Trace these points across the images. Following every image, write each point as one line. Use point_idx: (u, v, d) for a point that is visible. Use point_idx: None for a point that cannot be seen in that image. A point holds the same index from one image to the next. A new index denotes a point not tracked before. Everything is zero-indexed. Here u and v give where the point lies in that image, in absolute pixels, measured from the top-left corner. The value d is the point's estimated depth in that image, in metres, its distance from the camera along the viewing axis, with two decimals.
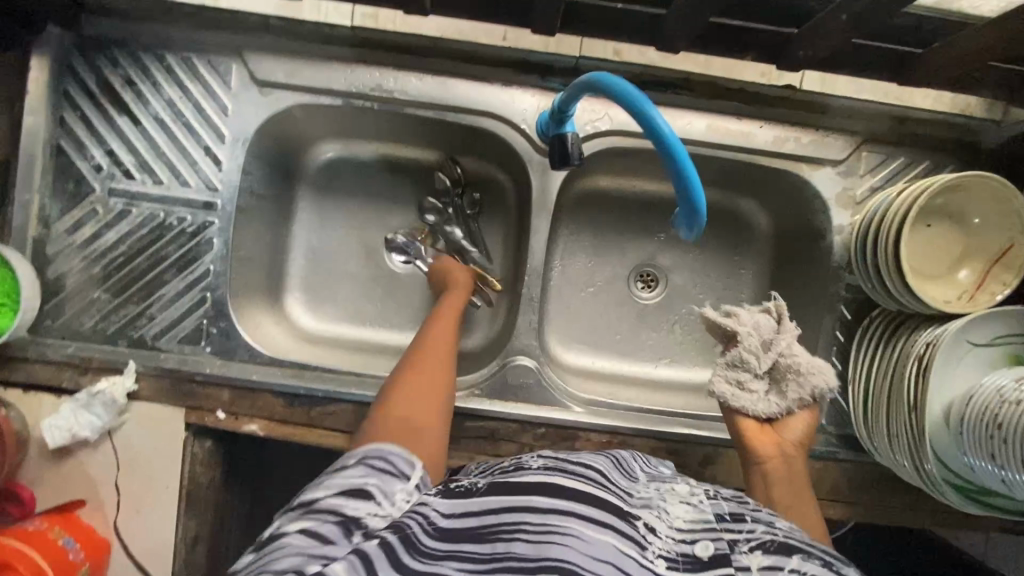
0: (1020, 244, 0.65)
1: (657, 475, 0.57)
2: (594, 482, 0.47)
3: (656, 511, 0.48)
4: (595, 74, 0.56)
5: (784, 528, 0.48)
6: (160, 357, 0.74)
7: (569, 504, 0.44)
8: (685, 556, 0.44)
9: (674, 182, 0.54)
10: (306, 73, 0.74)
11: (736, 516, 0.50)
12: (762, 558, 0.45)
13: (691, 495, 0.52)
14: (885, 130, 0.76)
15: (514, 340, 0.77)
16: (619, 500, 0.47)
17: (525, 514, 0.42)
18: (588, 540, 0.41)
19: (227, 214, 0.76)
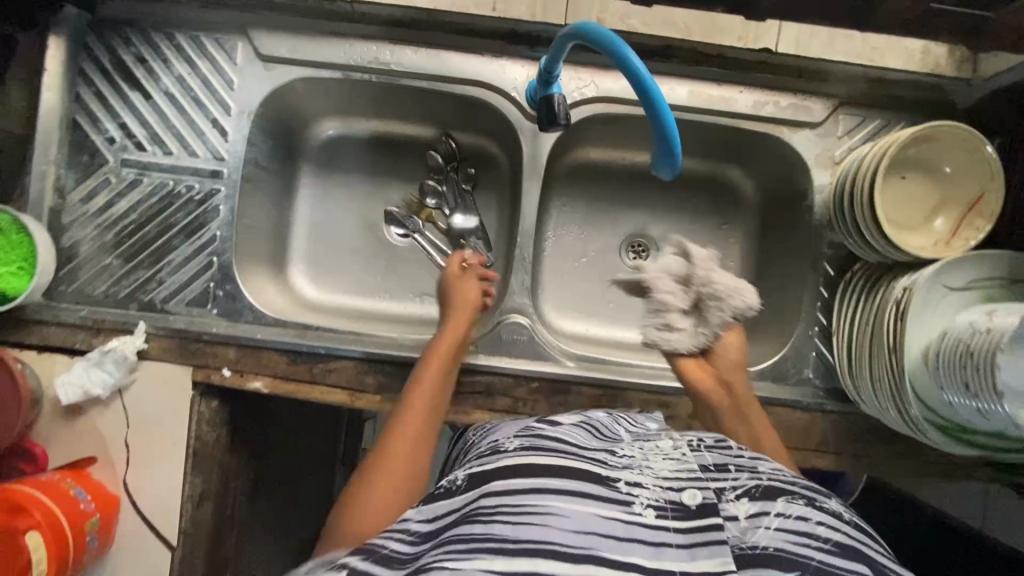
0: (991, 192, 0.68)
1: (638, 436, 0.62)
2: (574, 456, 0.52)
3: (639, 469, 0.52)
4: (577, 25, 0.60)
5: (767, 472, 0.54)
6: (169, 319, 0.78)
7: (549, 481, 0.48)
8: (673, 504, 0.48)
9: (653, 128, 0.59)
10: (307, 48, 0.78)
11: (720, 467, 0.55)
12: (749, 505, 0.50)
13: (674, 451, 0.57)
14: (861, 92, 0.79)
15: (507, 300, 0.80)
16: (598, 467, 0.51)
17: (509, 497, 0.47)
18: (569, 514, 0.45)
19: (233, 181, 0.79)
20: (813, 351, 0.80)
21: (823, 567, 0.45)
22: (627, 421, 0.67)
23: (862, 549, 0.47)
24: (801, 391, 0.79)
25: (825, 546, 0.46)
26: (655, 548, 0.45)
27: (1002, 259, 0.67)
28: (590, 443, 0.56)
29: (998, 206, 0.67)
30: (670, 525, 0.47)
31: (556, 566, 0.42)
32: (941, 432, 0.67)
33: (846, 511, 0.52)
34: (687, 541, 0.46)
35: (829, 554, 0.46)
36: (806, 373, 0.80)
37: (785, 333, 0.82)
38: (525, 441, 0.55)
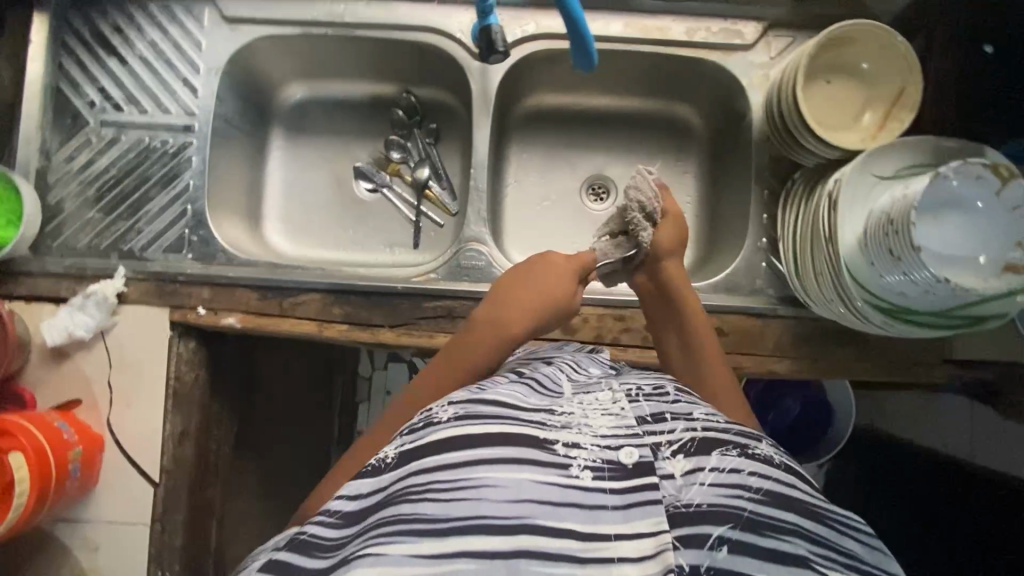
0: (911, 84, 0.71)
1: (579, 386, 0.59)
2: (507, 419, 0.49)
3: (576, 429, 0.50)
4: None
5: (701, 422, 0.53)
6: (147, 264, 0.83)
7: (481, 451, 0.46)
8: (610, 464, 0.47)
9: (564, 21, 0.66)
10: (268, 8, 0.85)
11: (657, 419, 0.53)
12: (685, 461, 0.49)
13: (613, 405, 0.54)
14: (788, 13, 0.83)
15: (465, 230, 0.84)
16: (536, 429, 0.49)
17: (440, 470, 0.46)
18: (501, 483, 0.45)
19: (204, 134, 0.85)
20: (763, 262, 0.82)
21: (756, 518, 0.45)
22: (568, 367, 0.63)
23: (793, 492, 0.48)
24: (753, 299, 0.81)
25: (756, 496, 0.46)
26: (587, 512, 0.44)
27: (926, 145, 0.69)
28: (529, 400, 0.53)
29: (919, 96, 0.71)
30: (607, 485, 0.46)
31: (485, 542, 0.42)
32: (884, 314, 0.69)
33: (778, 454, 0.51)
34: (622, 502, 0.45)
35: (762, 504, 0.46)
36: (758, 283, 0.82)
37: (737, 248, 0.85)
38: (458, 409, 0.50)
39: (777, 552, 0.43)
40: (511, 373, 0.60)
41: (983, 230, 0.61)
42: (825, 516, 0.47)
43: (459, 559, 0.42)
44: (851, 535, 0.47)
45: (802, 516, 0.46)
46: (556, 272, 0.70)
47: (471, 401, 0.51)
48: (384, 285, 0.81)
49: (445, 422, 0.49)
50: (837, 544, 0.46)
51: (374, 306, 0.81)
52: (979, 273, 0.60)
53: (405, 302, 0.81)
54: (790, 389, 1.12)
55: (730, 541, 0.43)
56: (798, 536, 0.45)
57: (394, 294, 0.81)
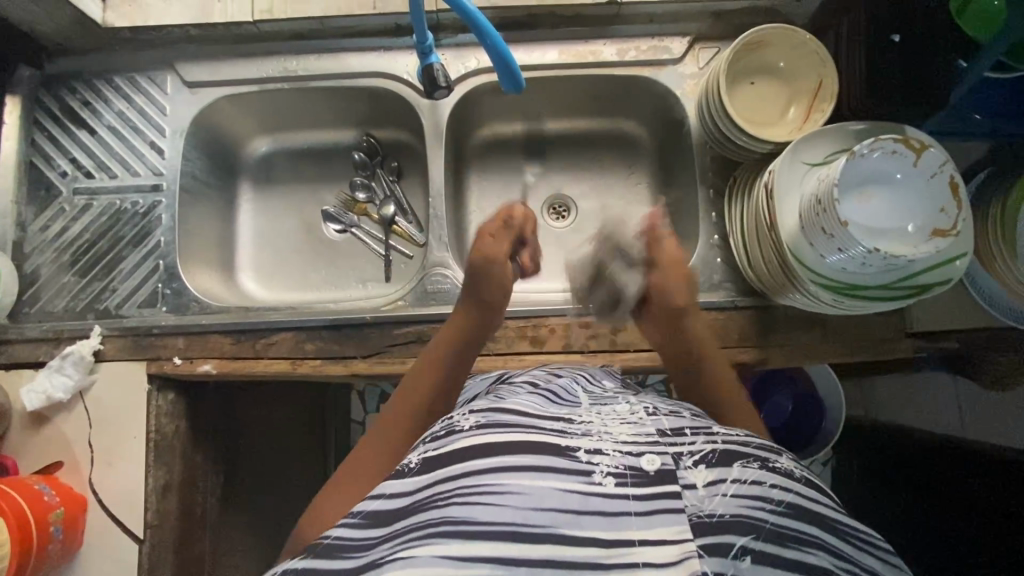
0: (828, 76, 0.77)
1: (595, 398, 0.60)
2: (527, 428, 0.49)
3: (596, 435, 0.49)
4: None
5: (722, 435, 0.52)
6: (123, 320, 0.85)
7: (506, 459, 0.46)
8: (633, 470, 0.47)
9: (492, 57, 0.73)
10: (224, 70, 0.90)
11: (677, 431, 0.51)
12: (708, 472, 0.48)
13: (631, 417, 0.54)
14: (709, 27, 0.88)
15: (429, 255, 0.86)
16: (557, 437, 0.48)
17: (467, 479, 0.45)
18: (520, 490, 0.44)
19: (172, 192, 0.89)
20: (718, 258, 0.85)
21: (778, 530, 0.45)
22: (584, 378, 0.65)
23: (816, 508, 0.48)
24: (713, 293, 0.84)
25: (779, 508, 0.46)
26: (613, 519, 0.44)
27: (842, 130, 0.73)
28: (548, 411, 0.53)
29: (835, 87, 0.76)
30: (630, 492, 0.45)
31: (513, 549, 0.42)
32: (833, 292, 0.71)
33: (798, 468, 0.52)
34: (645, 509, 0.44)
35: (784, 516, 0.46)
36: (716, 278, 0.84)
37: (692, 246, 0.88)
38: (480, 418, 0.51)
39: (802, 564, 0.44)
40: (527, 386, 0.62)
41: (910, 200, 0.64)
42: (842, 530, 0.47)
43: (485, 563, 0.42)
44: (866, 547, 0.48)
45: (822, 529, 0.47)
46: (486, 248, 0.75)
47: (492, 411, 0.52)
48: (352, 316, 0.82)
49: (466, 430, 0.49)
50: (855, 559, 0.46)
51: (345, 338, 0.82)
52: (908, 237, 0.63)
53: (376, 332, 0.82)
54: (781, 384, 1.10)
55: (753, 552, 0.44)
56: (819, 549, 0.45)
57: (364, 325, 0.82)
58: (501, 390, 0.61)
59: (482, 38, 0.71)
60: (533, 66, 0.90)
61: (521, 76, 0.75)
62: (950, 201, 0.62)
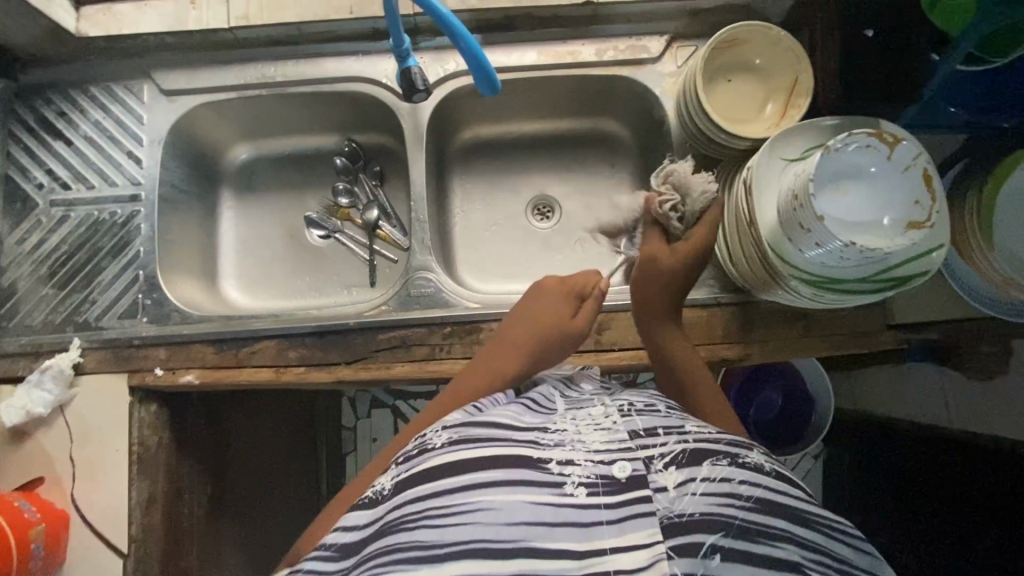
0: (803, 73, 0.78)
1: (572, 403, 0.60)
2: (500, 441, 0.49)
3: (569, 446, 0.50)
4: None
5: (693, 433, 0.53)
6: (103, 333, 0.84)
7: (474, 476, 0.46)
8: (604, 478, 0.48)
9: (466, 59, 0.72)
10: (202, 77, 0.90)
11: (649, 432, 0.52)
12: (677, 473, 0.48)
13: (605, 420, 0.55)
14: (686, 26, 0.89)
15: (413, 259, 0.86)
16: (529, 448, 0.49)
17: (438, 498, 0.46)
18: (492, 506, 0.45)
19: (150, 201, 0.88)
20: None
21: (746, 526, 0.45)
22: (562, 385, 0.65)
23: (785, 500, 0.48)
24: (696, 290, 0.84)
25: (747, 504, 0.46)
26: (585, 530, 0.45)
27: (818, 126, 0.73)
28: (523, 420, 0.53)
29: (810, 85, 0.77)
30: (601, 501, 0.46)
31: (484, 567, 0.42)
32: (814, 287, 0.71)
33: (768, 461, 0.51)
34: (615, 516, 0.45)
35: (752, 512, 0.46)
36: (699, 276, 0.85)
37: None
38: (452, 433, 0.51)
39: (771, 560, 0.44)
40: (509, 394, 0.62)
41: (887, 192, 0.65)
42: (810, 519, 0.47)
43: None
44: (835, 536, 0.48)
45: (791, 522, 0.46)
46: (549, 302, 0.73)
47: (465, 424, 0.52)
48: (336, 323, 0.82)
49: (439, 448, 0.50)
50: (825, 548, 0.46)
51: (329, 344, 0.82)
52: (885, 231, 0.63)
53: (359, 337, 0.81)
54: (768, 379, 1.11)
55: (722, 550, 0.44)
56: (787, 542, 0.45)
57: (347, 330, 0.82)
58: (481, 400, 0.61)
59: (456, 42, 0.71)
60: (512, 67, 0.90)
61: (497, 79, 0.75)
62: (926, 194, 0.63)
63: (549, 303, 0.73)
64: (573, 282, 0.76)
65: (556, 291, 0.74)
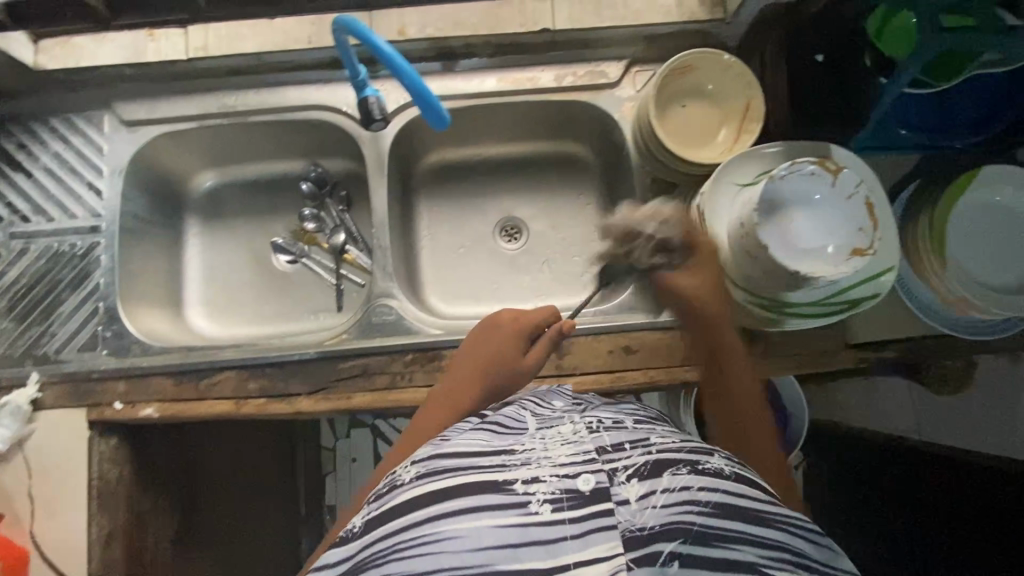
0: (756, 97, 0.79)
1: (541, 421, 0.58)
2: (466, 468, 0.48)
3: (535, 463, 0.49)
4: (341, 20, 0.72)
5: (656, 445, 0.52)
6: (62, 366, 0.84)
7: (442, 506, 0.45)
8: (569, 492, 0.46)
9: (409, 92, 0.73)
10: (162, 108, 0.89)
11: (617, 447, 0.51)
12: (639, 485, 0.47)
13: (573, 435, 0.53)
14: (645, 50, 0.89)
15: (375, 286, 0.86)
16: (494, 472, 0.48)
17: (410, 531, 0.45)
18: (459, 534, 0.44)
19: (110, 232, 0.88)
20: None
21: (705, 532, 0.45)
22: (531, 402, 0.63)
23: (744, 502, 0.47)
24: (657, 313, 0.84)
25: (706, 510, 0.46)
26: (549, 546, 0.44)
27: (759, 156, 0.74)
28: (491, 445, 0.52)
29: (763, 108, 0.78)
30: (566, 516, 0.45)
31: None
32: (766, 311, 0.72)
33: (729, 465, 0.51)
34: (581, 531, 0.44)
35: (711, 517, 0.46)
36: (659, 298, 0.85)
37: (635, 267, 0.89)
38: (420, 467, 0.49)
39: (728, 562, 0.44)
40: (474, 419, 0.59)
41: (832, 220, 0.65)
42: (769, 518, 0.47)
43: None
44: (796, 532, 0.47)
45: (749, 523, 0.46)
46: (504, 338, 0.73)
47: (431, 455, 0.50)
48: (296, 353, 0.82)
49: (407, 484, 0.48)
50: (785, 545, 0.46)
51: (289, 374, 0.82)
52: (829, 259, 0.64)
53: (320, 367, 0.81)
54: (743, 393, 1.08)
55: (680, 556, 0.43)
56: (745, 543, 0.45)
57: (308, 359, 0.82)
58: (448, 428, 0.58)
59: (400, 77, 0.71)
60: (473, 93, 0.90)
61: (444, 111, 0.74)
62: (867, 222, 0.64)
63: (500, 339, 0.73)
64: (529, 318, 0.75)
65: (508, 327, 0.74)
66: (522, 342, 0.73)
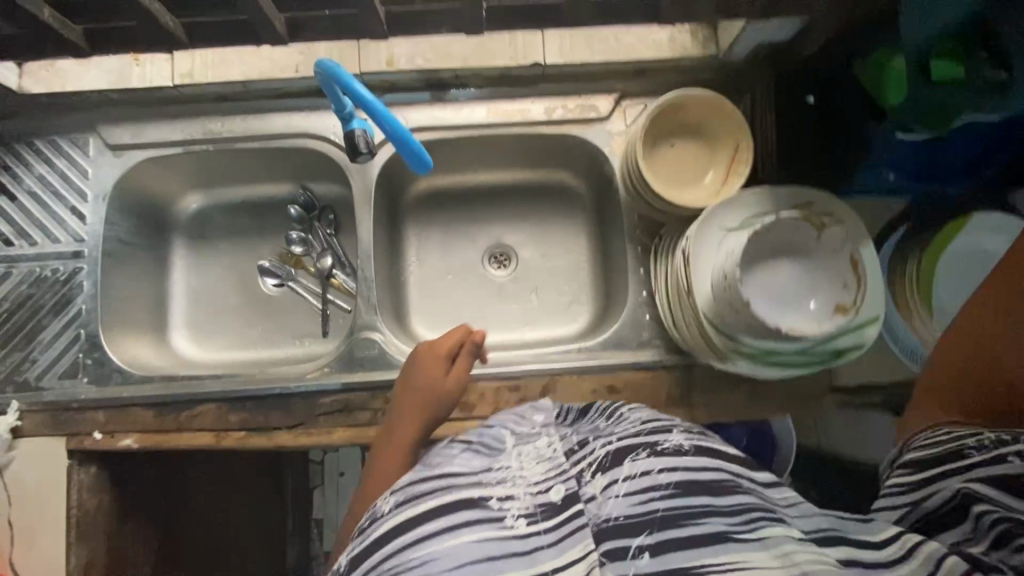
0: (744, 143, 0.78)
1: (520, 438, 0.57)
2: (443, 489, 0.48)
3: (510, 482, 0.49)
4: (320, 64, 0.73)
5: (618, 433, 0.53)
6: (42, 394, 0.83)
7: (422, 529, 0.45)
8: (542, 505, 0.47)
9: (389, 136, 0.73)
10: (148, 133, 0.89)
11: (582, 443, 0.53)
12: (603, 477, 0.48)
13: (548, 450, 0.53)
14: (636, 84, 0.89)
15: (358, 318, 0.85)
16: (470, 491, 0.48)
17: (391, 560, 0.44)
18: (438, 555, 0.43)
19: (94, 258, 0.87)
20: (646, 314, 0.85)
21: (669, 515, 0.44)
22: (512, 419, 0.62)
23: (705, 478, 0.46)
24: (642, 352, 0.84)
25: (667, 493, 0.45)
26: (528, 556, 0.43)
27: (742, 202, 0.73)
28: (470, 463, 0.52)
29: (750, 154, 0.77)
30: (541, 527, 0.45)
31: None
32: (750, 360, 0.72)
33: (687, 440, 0.50)
34: (555, 537, 0.44)
35: (673, 499, 0.45)
36: (645, 336, 0.84)
37: (621, 304, 0.88)
38: (398, 496, 0.49)
39: (696, 538, 0.42)
40: (457, 440, 0.59)
41: (817, 277, 0.67)
42: (731, 489, 0.46)
43: None
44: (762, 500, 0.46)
45: (711, 497, 0.45)
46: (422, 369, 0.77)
47: (408, 483, 0.51)
48: (277, 386, 0.81)
49: (388, 513, 0.49)
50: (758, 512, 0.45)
51: (270, 408, 0.81)
52: (813, 316, 0.66)
53: (301, 401, 0.81)
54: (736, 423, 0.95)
55: (650, 547, 0.42)
56: (710, 517, 0.44)
57: (289, 393, 0.82)
58: (432, 450, 0.58)
59: (381, 125, 0.73)
60: (461, 124, 0.89)
61: (428, 158, 0.77)
62: (851, 279, 0.66)
63: (418, 370, 0.77)
64: (441, 343, 0.78)
65: (425, 356, 0.78)
66: (437, 367, 0.77)
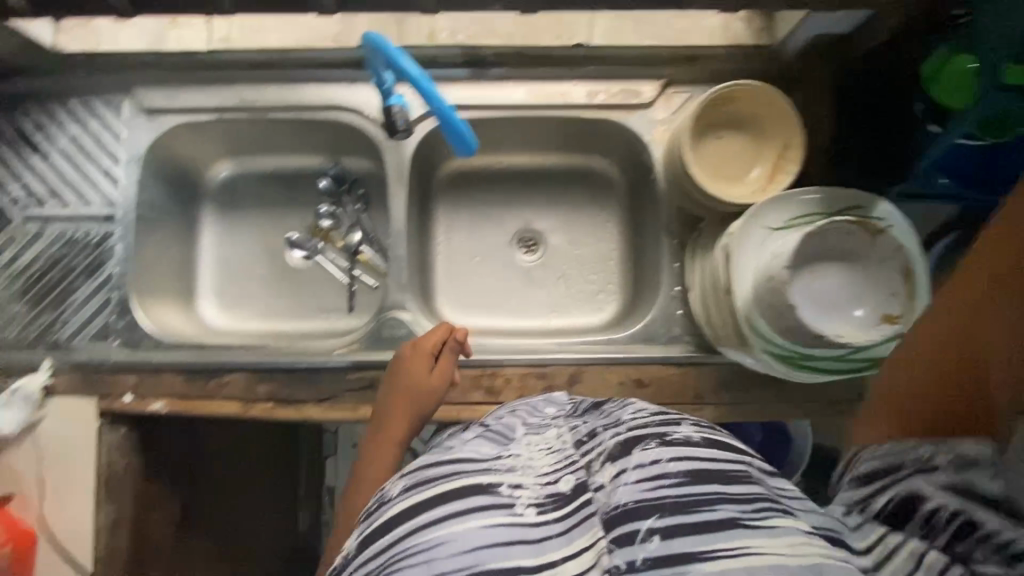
0: (795, 138, 0.75)
1: (531, 428, 0.59)
2: (452, 476, 0.48)
3: (519, 470, 0.49)
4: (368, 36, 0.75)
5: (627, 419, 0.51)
6: (74, 354, 0.85)
7: (430, 514, 0.44)
8: (551, 495, 0.46)
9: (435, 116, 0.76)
10: (182, 97, 0.87)
11: (592, 435, 0.52)
12: (613, 466, 0.45)
13: (557, 441, 0.54)
14: (683, 71, 0.86)
15: (387, 296, 0.85)
16: (477, 478, 0.47)
17: (404, 544, 0.44)
18: (444, 540, 0.42)
19: (126, 222, 0.87)
20: (678, 309, 0.84)
21: (681, 502, 0.40)
22: (524, 411, 0.64)
23: (720, 467, 0.43)
24: (670, 348, 0.83)
25: (677, 479, 0.42)
26: (536, 544, 0.42)
27: (790, 200, 0.72)
28: (480, 451, 0.53)
29: (801, 149, 0.75)
30: (551, 517, 0.44)
31: None
32: (786, 364, 0.71)
33: (698, 432, 0.47)
34: (564, 527, 0.43)
35: (684, 485, 0.41)
36: (675, 331, 0.84)
37: (652, 296, 0.86)
38: (408, 481, 0.49)
39: (708, 525, 0.39)
40: (477, 427, 0.61)
41: (864, 285, 0.66)
42: (743, 478, 0.43)
43: None
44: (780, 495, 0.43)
45: (725, 485, 0.42)
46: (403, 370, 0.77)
47: (419, 469, 0.51)
48: (305, 360, 0.82)
49: (397, 498, 0.48)
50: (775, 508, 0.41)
51: (298, 382, 0.82)
52: (858, 324, 0.64)
53: (328, 376, 0.82)
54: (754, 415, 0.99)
55: (660, 530, 0.39)
56: (721, 504, 0.40)
57: (318, 368, 0.82)
58: (448, 441, 0.59)
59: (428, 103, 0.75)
60: (501, 104, 0.87)
61: (473, 140, 0.78)
62: (901, 289, 0.65)
63: (401, 371, 0.77)
64: (426, 342, 0.78)
65: (406, 356, 0.77)
66: (418, 368, 0.77)
